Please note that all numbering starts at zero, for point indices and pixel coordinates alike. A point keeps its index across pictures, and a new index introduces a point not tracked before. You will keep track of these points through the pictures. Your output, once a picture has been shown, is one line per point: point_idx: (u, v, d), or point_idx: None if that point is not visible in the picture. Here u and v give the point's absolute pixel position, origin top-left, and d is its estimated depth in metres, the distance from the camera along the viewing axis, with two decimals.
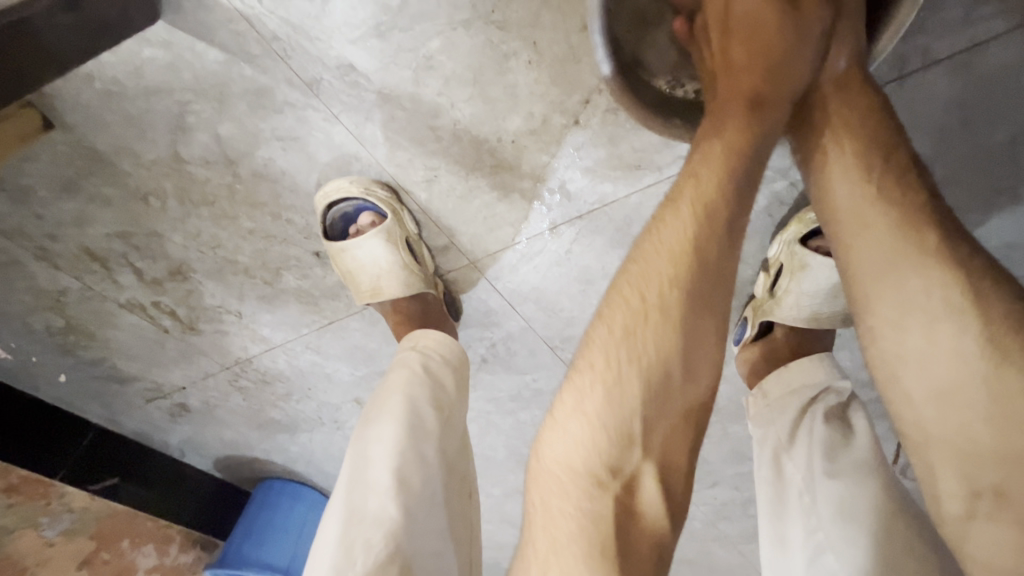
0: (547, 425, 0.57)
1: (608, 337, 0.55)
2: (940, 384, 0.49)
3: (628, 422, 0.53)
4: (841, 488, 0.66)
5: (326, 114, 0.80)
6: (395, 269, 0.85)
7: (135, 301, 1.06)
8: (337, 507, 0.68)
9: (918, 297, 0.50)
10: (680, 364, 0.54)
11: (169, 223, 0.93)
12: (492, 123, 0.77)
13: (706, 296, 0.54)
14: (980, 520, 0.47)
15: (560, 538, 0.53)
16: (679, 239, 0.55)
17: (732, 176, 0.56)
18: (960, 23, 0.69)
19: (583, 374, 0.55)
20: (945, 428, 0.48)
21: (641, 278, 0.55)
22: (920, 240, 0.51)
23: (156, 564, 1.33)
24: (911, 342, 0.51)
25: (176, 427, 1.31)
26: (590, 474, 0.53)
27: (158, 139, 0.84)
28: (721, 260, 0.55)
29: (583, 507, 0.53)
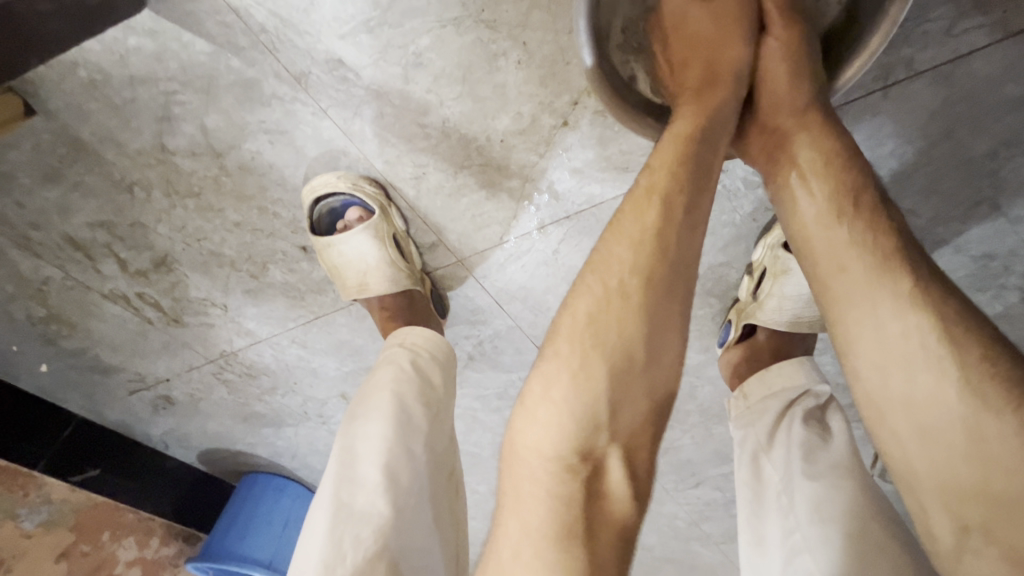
0: (518, 414, 0.55)
1: (572, 325, 0.54)
2: (924, 425, 0.47)
3: (595, 409, 0.51)
4: (817, 491, 0.67)
5: (315, 108, 0.79)
6: (382, 265, 0.85)
7: (119, 292, 1.05)
8: (324, 502, 0.68)
9: (896, 339, 0.48)
10: (643, 348, 0.53)
11: (154, 214, 0.92)
12: (481, 122, 0.77)
13: (667, 280, 0.54)
14: (971, 556, 0.45)
15: (532, 544, 0.51)
16: (635, 222, 0.55)
17: (687, 169, 0.57)
18: (944, 36, 0.70)
19: (550, 362, 0.54)
20: (931, 466, 0.47)
21: (603, 264, 0.55)
22: (896, 281, 0.49)
23: (137, 557, 1.33)
24: (893, 378, 0.49)
25: (159, 420, 1.30)
26: (562, 460, 0.52)
27: (143, 129, 0.83)
28: (680, 246, 0.55)
29: (552, 490, 0.52)
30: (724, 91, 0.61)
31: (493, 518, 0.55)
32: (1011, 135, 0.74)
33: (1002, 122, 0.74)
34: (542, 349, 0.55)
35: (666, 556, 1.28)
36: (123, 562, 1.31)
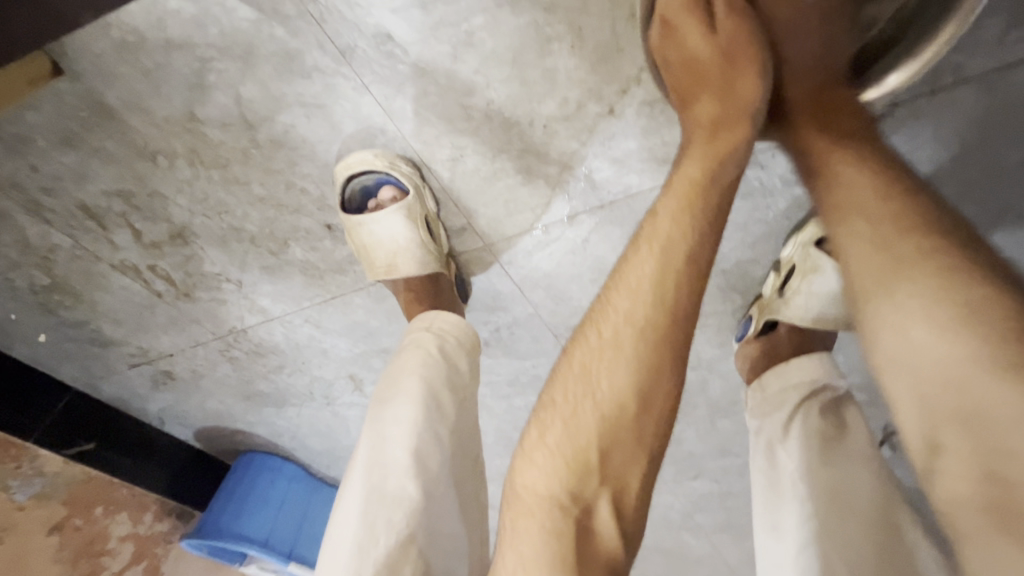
0: (518, 454, 0.58)
1: (568, 374, 0.57)
2: (897, 341, 0.50)
3: (585, 451, 0.55)
4: (832, 478, 0.69)
5: (356, 83, 0.78)
6: (412, 246, 0.85)
7: (129, 263, 1.02)
8: (356, 485, 0.68)
9: (871, 261, 0.54)
10: (634, 397, 0.55)
11: (175, 183, 0.90)
12: (526, 106, 0.77)
13: (660, 330, 0.56)
14: (943, 470, 0.46)
15: (525, 568, 0.53)
16: (632, 273, 0.58)
17: (691, 213, 0.58)
18: (996, 43, 0.70)
19: (547, 411, 0.57)
20: (912, 381, 0.49)
21: (602, 315, 0.58)
22: (871, 211, 0.56)
23: (130, 532, 1.31)
24: (886, 305, 0.52)
25: (158, 395, 1.28)
26: (555, 499, 0.55)
27: (173, 96, 0.81)
28: (677, 296, 0.56)
29: (547, 525, 0.54)
30: (737, 127, 0.60)
31: (504, 507, 0.58)
32: None
33: None
34: (543, 397, 0.59)
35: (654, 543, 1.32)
36: (116, 537, 1.29)
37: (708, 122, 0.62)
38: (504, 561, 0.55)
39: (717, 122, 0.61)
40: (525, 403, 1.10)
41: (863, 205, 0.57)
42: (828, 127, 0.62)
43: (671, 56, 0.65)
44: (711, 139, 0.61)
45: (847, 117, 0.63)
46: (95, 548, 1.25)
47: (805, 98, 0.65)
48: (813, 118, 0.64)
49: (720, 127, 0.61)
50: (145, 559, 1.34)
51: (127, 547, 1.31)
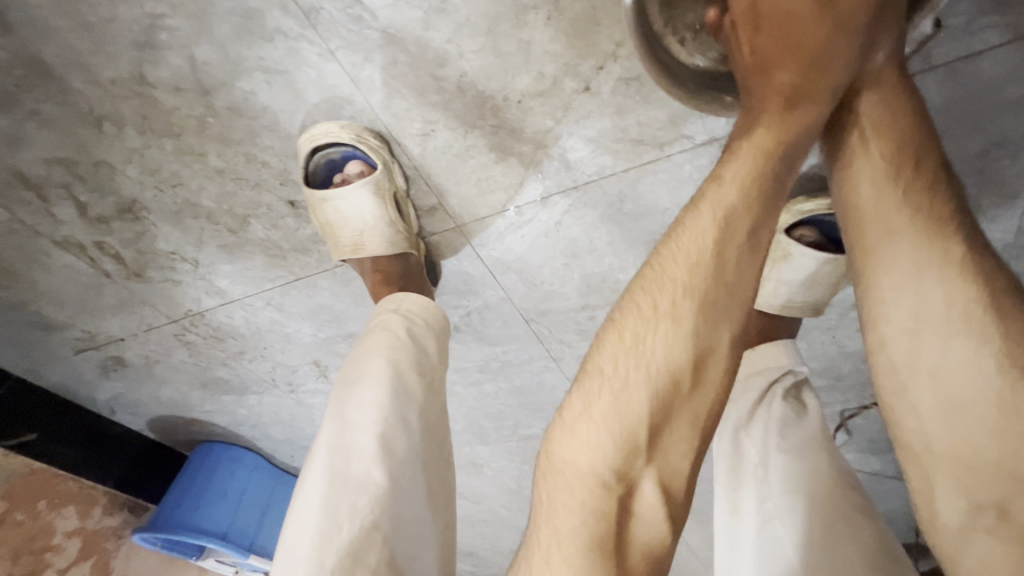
0: (559, 425, 0.56)
1: (619, 344, 0.55)
2: (953, 397, 0.49)
3: (635, 429, 0.53)
4: (793, 461, 0.70)
5: (321, 49, 0.74)
6: (379, 224, 0.83)
7: (73, 240, 0.96)
8: (319, 469, 0.66)
9: (937, 307, 0.51)
10: (688, 372, 0.54)
11: (124, 153, 0.85)
12: (501, 79, 0.74)
13: (718, 300, 0.55)
14: (978, 531, 0.49)
15: (568, 548, 0.51)
16: (697, 242, 0.55)
17: (757, 183, 0.56)
18: (961, 31, 0.67)
19: (594, 380, 0.55)
20: (951, 440, 0.49)
21: (656, 284, 0.55)
22: (945, 252, 0.51)
23: (77, 527, 1.24)
24: (926, 353, 0.51)
25: (107, 382, 1.22)
26: (598, 478, 0.53)
27: (120, 55, 0.76)
28: (737, 267, 0.56)
29: (587, 503, 0.53)
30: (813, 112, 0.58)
31: (538, 478, 0.57)
32: (1006, 137, 0.73)
33: (996, 123, 0.72)
34: (588, 363, 0.57)
35: None
36: (62, 532, 1.21)
37: (786, 90, 0.58)
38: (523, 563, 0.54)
39: (789, 101, 0.58)
40: (495, 389, 1.09)
41: (935, 247, 0.52)
42: (905, 157, 0.55)
43: (768, 20, 0.60)
44: (778, 118, 0.58)
45: (930, 147, 0.55)
46: (38, 544, 1.17)
47: (883, 120, 0.57)
48: (891, 146, 0.56)
49: (796, 98, 0.58)
50: (94, 555, 1.27)
51: (73, 543, 1.23)
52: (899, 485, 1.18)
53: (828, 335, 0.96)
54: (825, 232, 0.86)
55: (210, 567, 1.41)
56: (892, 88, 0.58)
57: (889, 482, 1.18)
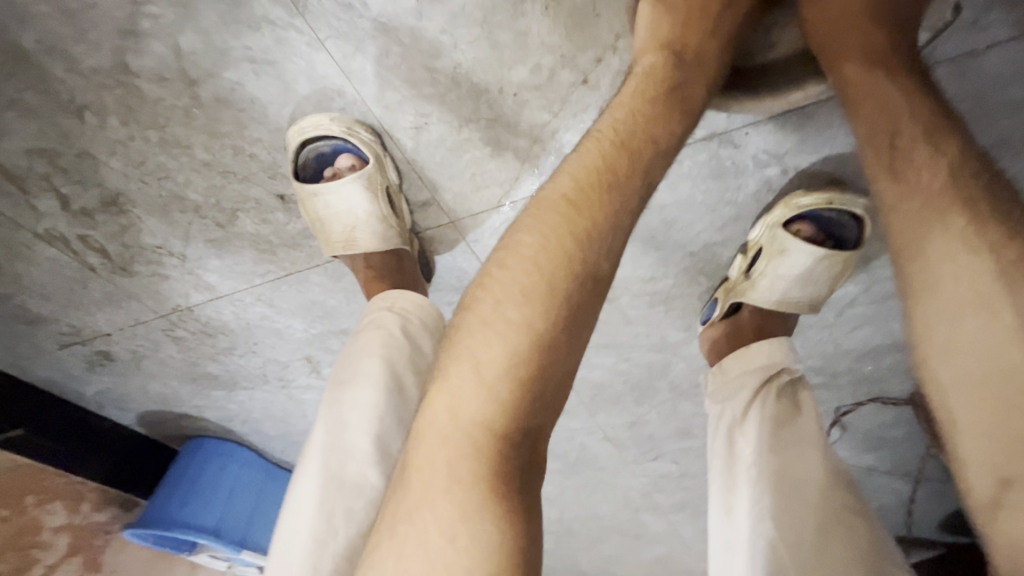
0: (456, 377, 0.52)
1: (503, 287, 0.54)
2: (966, 371, 0.48)
3: (517, 376, 0.50)
4: (786, 461, 0.69)
5: (311, 38, 0.72)
6: (371, 219, 0.81)
7: (56, 233, 0.93)
8: (311, 471, 0.64)
9: (948, 285, 0.50)
10: (566, 317, 0.52)
11: (107, 144, 0.82)
12: (496, 71, 0.72)
13: (594, 242, 0.54)
14: (1008, 507, 0.45)
15: (472, 502, 0.48)
16: (587, 191, 0.55)
17: (638, 126, 0.58)
18: (967, 26, 0.65)
19: (477, 325, 0.53)
20: (971, 416, 0.47)
21: (540, 228, 0.55)
22: (943, 228, 0.51)
23: (65, 523, 1.23)
24: (940, 331, 0.50)
25: (95, 377, 1.20)
26: (480, 427, 0.49)
27: (100, 43, 0.73)
28: (617, 209, 0.55)
29: (466, 454, 0.49)
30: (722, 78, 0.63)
31: (427, 432, 0.52)
32: (1008, 135, 0.72)
33: (1001, 120, 0.71)
34: (485, 312, 0.53)
35: (616, 521, 1.37)
36: (50, 528, 1.21)
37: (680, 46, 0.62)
38: (402, 544, 0.49)
39: (681, 65, 0.61)
40: None
41: (935, 219, 0.51)
42: (883, 132, 0.57)
43: None
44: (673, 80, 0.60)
45: (912, 116, 0.55)
46: (24, 540, 1.17)
47: (864, 94, 0.58)
48: (877, 121, 0.57)
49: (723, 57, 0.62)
50: (81, 552, 1.26)
51: (61, 539, 1.22)
52: (892, 481, 1.18)
53: (826, 333, 0.96)
54: (823, 226, 0.83)
55: (203, 561, 1.41)
56: (878, 60, 0.58)
57: (883, 477, 1.18)
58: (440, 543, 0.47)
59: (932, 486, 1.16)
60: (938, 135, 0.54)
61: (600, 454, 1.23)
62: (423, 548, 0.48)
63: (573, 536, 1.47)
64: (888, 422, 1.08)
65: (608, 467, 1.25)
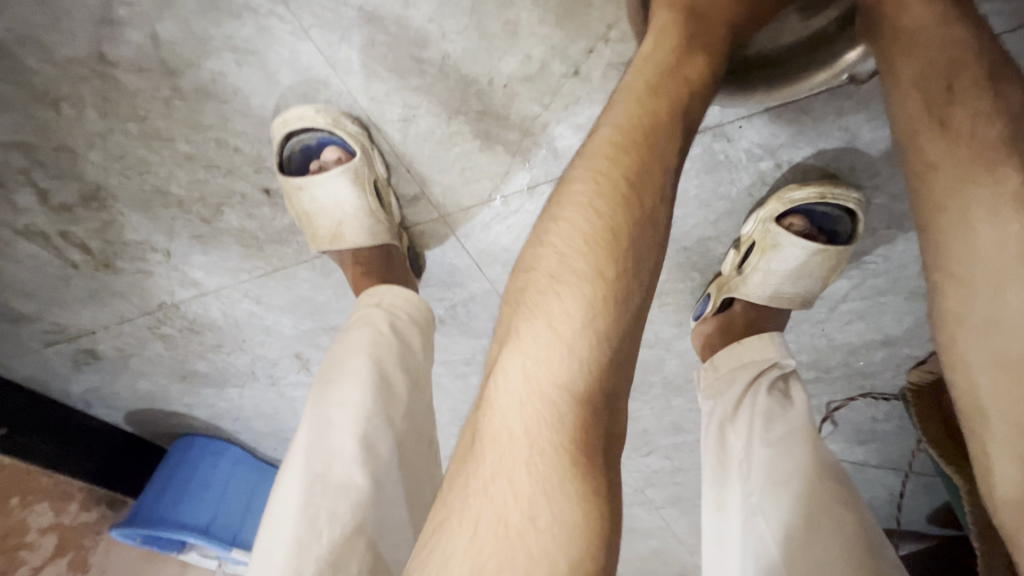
0: (533, 335, 0.49)
1: (558, 239, 0.52)
2: (1005, 349, 0.47)
3: (588, 324, 0.48)
4: (775, 456, 0.68)
5: (294, 27, 0.70)
6: (359, 214, 0.79)
7: (36, 229, 0.91)
8: (296, 470, 0.63)
9: (989, 254, 0.48)
10: (631, 261, 0.50)
11: (85, 137, 0.80)
12: (486, 62, 0.70)
13: (646, 184, 0.53)
14: None
15: (567, 463, 0.46)
16: (636, 134, 0.54)
17: (682, 69, 0.56)
18: None
19: (538, 282, 0.51)
20: (1001, 399, 0.47)
21: (590, 177, 0.54)
22: (996, 186, 0.48)
23: (52, 523, 1.20)
24: (978, 306, 0.48)
25: (81, 376, 1.17)
26: (557, 381, 0.47)
27: (76, 32, 0.71)
28: (668, 148, 0.54)
29: (546, 412, 0.46)
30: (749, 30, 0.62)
31: (507, 394, 0.48)
32: None
33: None
34: (563, 265, 0.51)
35: None
36: (37, 529, 1.17)
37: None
38: (476, 516, 0.45)
39: (708, 19, 0.59)
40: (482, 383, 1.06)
41: (983, 176, 0.48)
42: (939, 75, 0.52)
43: None
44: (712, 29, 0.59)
45: (969, 58, 0.51)
46: (11, 541, 1.12)
47: (919, 38, 0.53)
48: (923, 69, 0.53)
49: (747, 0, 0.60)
50: (70, 552, 1.23)
51: (49, 539, 1.19)
52: (883, 475, 1.19)
53: (818, 328, 0.95)
54: (815, 221, 0.83)
55: (193, 560, 1.40)
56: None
57: (874, 471, 1.18)
58: (540, 505, 0.45)
59: (922, 479, 1.17)
60: (996, 84, 0.50)
61: None
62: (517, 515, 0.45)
63: None
64: (879, 416, 1.08)
65: None
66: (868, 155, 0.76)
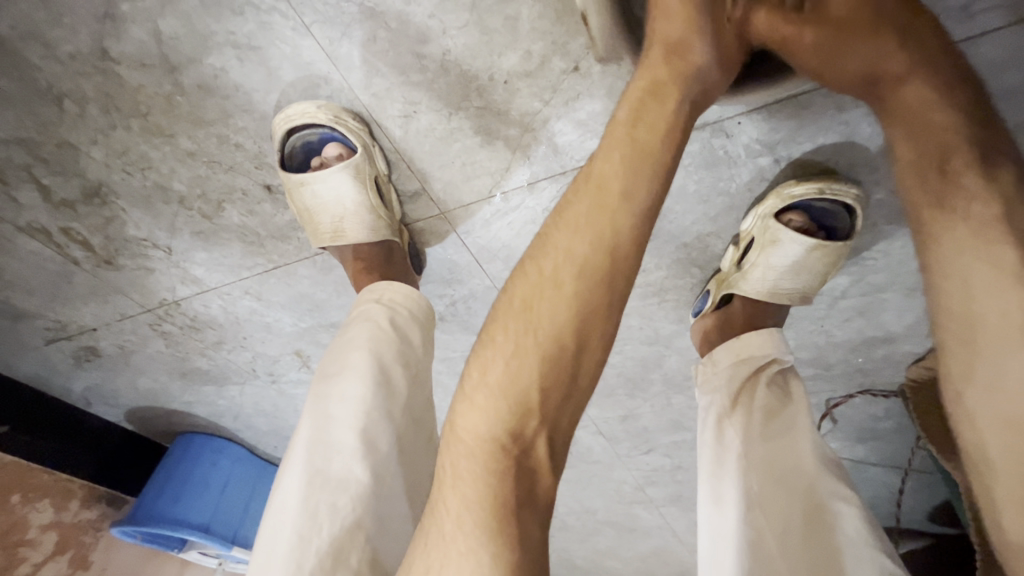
0: (459, 395, 0.53)
1: (509, 311, 0.53)
2: (1010, 411, 0.46)
3: (527, 392, 0.50)
4: (768, 449, 0.69)
5: (295, 23, 0.70)
6: (360, 209, 0.80)
7: (38, 226, 0.91)
8: (297, 464, 0.63)
9: (991, 319, 0.48)
10: (575, 333, 0.51)
11: (87, 133, 0.80)
12: (486, 58, 0.71)
13: (598, 264, 0.52)
14: None
15: (469, 518, 0.48)
16: (593, 210, 0.53)
17: (639, 141, 0.55)
18: (960, 14, 0.64)
19: (487, 349, 0.53)
20: (1010, 458, 0.46)
21: (542, 250, 0.54)
22: (994, 253, 0.49)
23: (52, 521, 1.20)
24: (982, 366, 0.48)
25: (82, 373, 1.18)
26: (494, 441, 0.50)
27: (77, 28, 0.71)
28: (624, 226, 0.53)
29: (484, 471, 0.49)
30: (712, 88, 0.60)
31: (441, 450, 0.53)
32: None
33: None
34: (482, 331, 0.54)
35: (608, 514, 1.37)
36: (37, 526, 1.17)
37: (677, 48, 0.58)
38: (423, 536, 0.50)
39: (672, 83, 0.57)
40: None
41: (985, 251, 0.49)
42: (935, 154, 0.53)
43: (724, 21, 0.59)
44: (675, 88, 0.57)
45: (963, 139, 0.52)
46: (12, 539, 1.13)
47: (911, 115, 0.55)
48: (914, 148, 0.55)
49: (678, 57, 0.57)
50: (71, 549, 1.23)
51: (49, 537, 1.19)
52: (882, 472, 1.19)
53: (817, 325, 0.96)
54: (814, 217, 0.83)
55: (194, 558, 1.40)
56: (921, 73, 0.55)
57: (872, 468, 1.19)
58: (443, 557, 0.47)
59: (922, 477, 1.17)
60: (990, 160, 0.51)
61: (593, 447, 1.23)
62: (420, 564, 0.49)
63: (567, 530, 1.47)
64: (878, 414, 1.08)
65: (601, 460, 1.25)
66: (867, 151, 0.76)
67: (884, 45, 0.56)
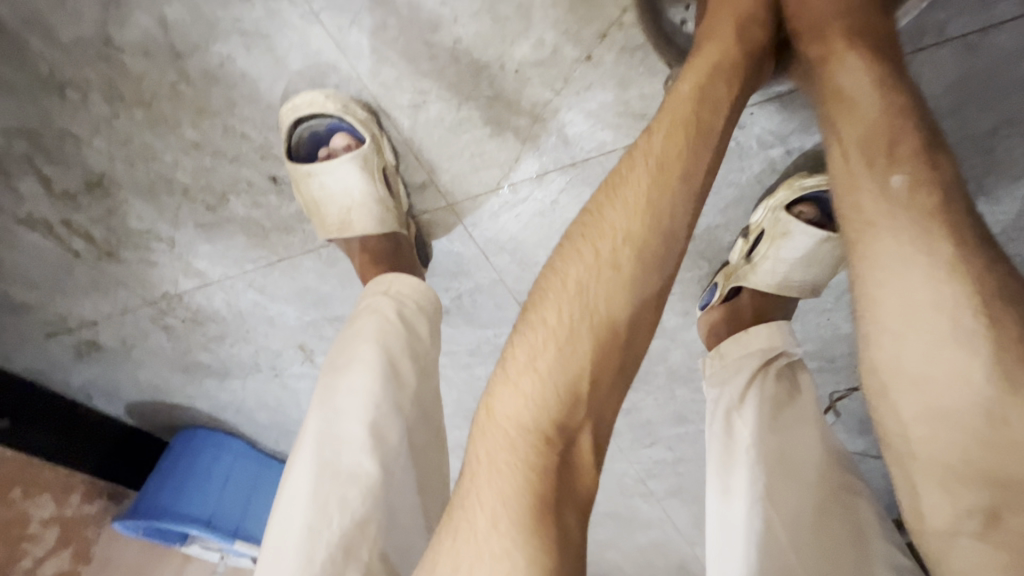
0: (500, 378, 0.52)
1: (562, 292, 0.52)
2: (939, 403, 0.46)
3: (577, 381, 0.50)
4: (779, 440, 0.69)
5: (304, 10, 0.70)
6: (367, 201, 0.79)
7: (39, 217, 0.90)
8: (306, 458, 0.63)
9: (925, 311, 0.47)
10: (627, 321, 0.51)
11: (89, 123, 0.79)
12: (498, 46, 0.70)
13: (656, 248, 0.52)
14: (965, 537, 0.45)
15: (507, 515, 0.47)
16: (652, 191, 0.53)
17: (699, 121, 0.54)
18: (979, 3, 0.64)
19: (537, 331, 0.51)
20: (939, 447, 0.46)
21: (597, 231, 0.53)
22: (934, 244, 0.47)
23: (54, 515, 1.19)
24: (909, 356, 0.47)
25: (82, 367, 1.17)
26: (540, 433, 0.49)
27: (85, 15, 0.71)
28: (681, 209, 0.53)
29: (528, 464, 0.48)
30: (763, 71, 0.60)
31: (473, 436, 0.52)
32: (1017, 113, 0.70)
33: (1008, 100, 0.69)
34: (527, 313, 0.53)
35: (609, 507, 1.37)
36: (38, 520, 1.16)
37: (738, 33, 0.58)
38: (454, 531, 0.48)
39: (730, 65, 0.57)
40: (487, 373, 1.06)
41: (921, 247, 0.48)
42: (881, 138, 0.51)
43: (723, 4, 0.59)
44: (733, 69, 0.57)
45: (910, 125, 0.51)
46: (13, 533, 1.12)
47: (856, 97, 0.53)
48: (863, 130, 0.53)
49: (745, 38, 0.58)
50: (72, 544, 1.23)
51: (50, 531, 1.18)
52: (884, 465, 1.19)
53: (823, 317, 0.96)
54: (825, 208, 0.82)
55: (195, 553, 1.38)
56: (866, 48, 0.54)
57: (874, 462, 1.19)
58: (475, 555, 0.46)
59: None
60: (935, 151, 0.50)
61: None
62: (451, 559, 0.47)
63: None
64: None
65: None
66: None
67: (836, 20, 0.56)
